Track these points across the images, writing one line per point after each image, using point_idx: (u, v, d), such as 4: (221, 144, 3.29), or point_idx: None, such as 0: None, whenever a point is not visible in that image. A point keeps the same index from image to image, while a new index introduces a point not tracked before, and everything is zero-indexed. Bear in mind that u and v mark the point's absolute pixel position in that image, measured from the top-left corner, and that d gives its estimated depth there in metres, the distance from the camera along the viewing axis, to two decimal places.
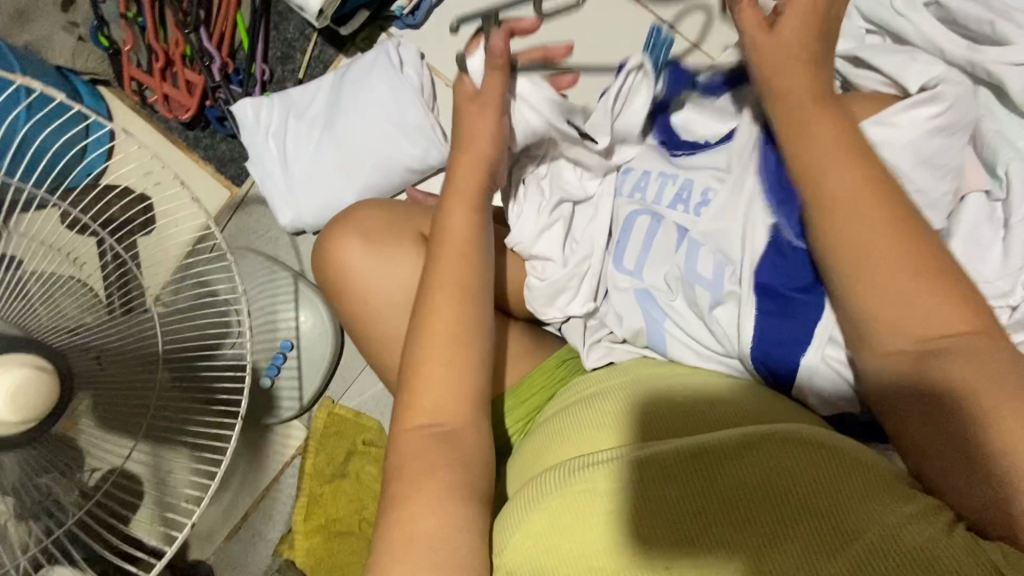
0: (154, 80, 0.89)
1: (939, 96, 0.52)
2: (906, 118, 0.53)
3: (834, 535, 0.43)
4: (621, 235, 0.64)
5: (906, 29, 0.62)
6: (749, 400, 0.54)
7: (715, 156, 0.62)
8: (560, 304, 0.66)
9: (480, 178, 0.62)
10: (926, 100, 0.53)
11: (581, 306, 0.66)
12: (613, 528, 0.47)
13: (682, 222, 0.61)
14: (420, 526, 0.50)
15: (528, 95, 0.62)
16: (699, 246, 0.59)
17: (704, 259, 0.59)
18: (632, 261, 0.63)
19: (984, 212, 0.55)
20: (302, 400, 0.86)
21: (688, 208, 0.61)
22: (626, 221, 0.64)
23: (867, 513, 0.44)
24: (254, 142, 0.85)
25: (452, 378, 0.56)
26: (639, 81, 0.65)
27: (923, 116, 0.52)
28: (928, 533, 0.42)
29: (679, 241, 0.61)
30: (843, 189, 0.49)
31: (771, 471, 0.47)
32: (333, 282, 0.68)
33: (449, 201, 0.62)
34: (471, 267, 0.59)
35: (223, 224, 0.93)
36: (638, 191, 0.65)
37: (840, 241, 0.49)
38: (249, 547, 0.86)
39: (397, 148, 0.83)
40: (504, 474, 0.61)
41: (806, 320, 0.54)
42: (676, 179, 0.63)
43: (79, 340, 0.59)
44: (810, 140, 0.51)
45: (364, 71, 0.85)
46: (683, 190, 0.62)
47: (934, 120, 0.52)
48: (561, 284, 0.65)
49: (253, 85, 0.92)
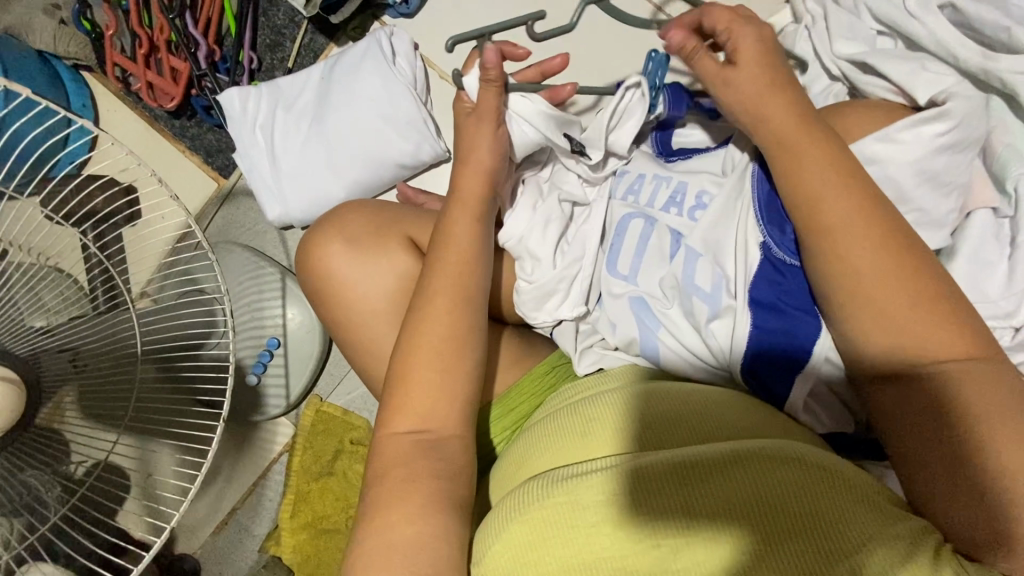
0: (137, 66, 0.86)
1: (948, 112, 0.50)
2: (912, 134, 0.51)
3: (829, 555, 0.41)
4: (614, 238, 0.63)
5: (919, 32, 0.59)
6: (739, 411, 0.52)
7: (710, 161, 0.61)
8: (550, 307, 0.64)
9: (485, 189, 0.61)
10: (933, 117, 0.51)
11: (570, 310, 0.63)
12: (598, 542, 0.44)
13: (675, 226, 0.60)
14: (397, 536, 0.49)
15: (524, 112, 0.60)
16: (695, 255, 0.57)
17: (700, 269, 0.57)
18: (626, 265, 0.62)
19: (991, 230, 0.53)
20: (288, 397, 0.85)
21: (681, 212, 0.60)
22: (619, 225, 0.63)
23: (862, 534, 0.41)
24: (241, 133, 0.83)
25: (436, 387, 0.55)
26: (636, 100, 0.62)
27: (930, 133, 0.50)
28: (918, 558, 0.41)
29: (673, 246, 0.59)
30: (840, 204, 0.48)
31: (765, 486, 0.44)
32: (316, 283, 0.66)
33: (454, 213, 0.61)
34: (467, 277, 0.58)
35: (209, 218, 0.92)
36: (631, 194, 0.63)
37: (839, 257, 0.47)
38: (235, 542, 0.87)
39: (388, 142, 0.80)
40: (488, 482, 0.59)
41: (801, 336, 0.52)
42: (670, 182, 0.61)
43: (55, 342, 0.58)
44: (811, 152, 0.49)
45: (356, 61, 0.82)
46: (676, 193, 0.60)
47: (940, 139, 0.50)
48: (550, 287, 0.63)
49: (241, 74, 0.89)
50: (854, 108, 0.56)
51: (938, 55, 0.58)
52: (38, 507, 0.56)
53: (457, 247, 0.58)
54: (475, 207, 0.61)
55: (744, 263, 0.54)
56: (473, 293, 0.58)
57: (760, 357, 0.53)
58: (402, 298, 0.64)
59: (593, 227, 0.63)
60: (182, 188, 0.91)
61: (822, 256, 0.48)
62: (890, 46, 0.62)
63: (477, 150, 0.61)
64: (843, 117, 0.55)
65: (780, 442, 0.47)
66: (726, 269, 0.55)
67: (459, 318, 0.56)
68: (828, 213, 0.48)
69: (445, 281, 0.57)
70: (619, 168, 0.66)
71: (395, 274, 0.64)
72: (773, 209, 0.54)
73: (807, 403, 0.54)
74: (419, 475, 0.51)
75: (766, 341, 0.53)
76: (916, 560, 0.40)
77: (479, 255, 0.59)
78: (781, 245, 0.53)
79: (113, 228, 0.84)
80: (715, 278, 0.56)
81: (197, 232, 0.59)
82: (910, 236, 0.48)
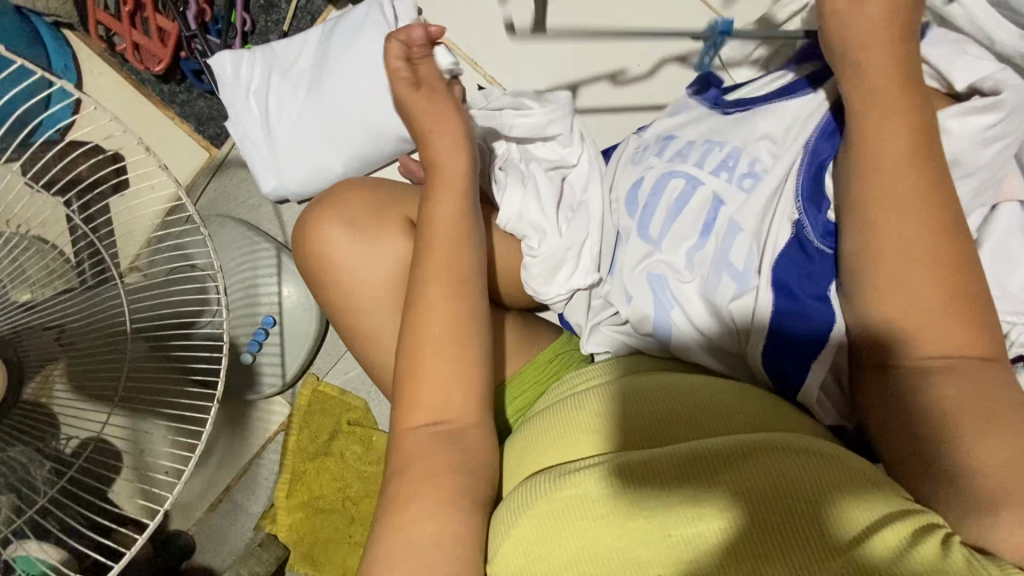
0: (123, 25, 0.82)
1: (1001, 103, 0.47)
2: (960, 123, 0.48)
3: (835, 539, 0.39)
4: (649, 198, 0.59)
5: (953, 10, 0.57)
6: (749, 401, 0.51)
7: (782, 113, 0.55)
8: (561, 279, 0.62)
9: (463, 163, 0.58)
10: (986, 106, 0.48)
11: (584, 278, 0.62)
12: (607, 535, 0.43)
13: (720, 192, 0.55)
14: (409, 531, 0.47)
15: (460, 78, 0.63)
16: (737, 230, 0.54)
17: (737, 244, 0.54)
18: (656, 229, 0.58)
19: (1019, 222, 0.52)
20: (284, 376, 0.83)
21: (732, 177, 0.55)
22: (657, 184, 0.59)
23: (867, 514, 0.40)
24: (234, 101, 0.79)
25: (447, 371, 0.53)
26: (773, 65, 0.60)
27: (979, 124, 0.48)
28: (923, 538, 0.40)
29: (711, 213, 0.55)
30: (882, 192, 0.45)
31: (774, 478, 0.42)
32: (314, 263, 0.63)
33: (435, 189, 0.58)
34: (461, 255, 0.56)
35: (200, 189, 0.88)
36: (677, 155, 0.59)
37: (888, 244, 0.45)
38: (229, 520, 0.86)
39: (388, 112, 0.77)
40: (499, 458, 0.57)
41: (822, 328, 0.50)
42: (722, 147, 0.57)
43: (38, 318, 0.55)
44: (867, 129, 0.46)
45: (356, 25, 0.78)
46: (729, 158, 0.56)
47: (988, 131, 0.48)
48: (558, 257, 0.61)
49: (233, 36, 0.85)
50: None
51: (974, 36, 0.56)
52: (26, 488, 0.53)
53: (438, 223, 0.56)
54: (455, 181, 0.58)
55: (772, 238, 0.52)
56: (462, 267, 0.55)
57: (778, 347, 0.52)
58: (405, 280, 0.62)
59: (597, 201, 0.63)
60: (171, 157, 0.88)
61: (864, 242, 0.46)
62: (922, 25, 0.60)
63: (437, 126, 0.58)
64: None
65: (785, 436, 0.46)
66: (764, 246, 0.53)
67: (458, 296, 0.55)
68: (867, 199, 0.46)
69: (434, 257, 0.55)
70: (665, 134, 0.62)
71: (398, 256, 0.62)
72: (816, 186, 0.51)
73: (820, 394, 0.52)
74: (428, 466, 0.50)
75: (784, 333, 0.51)
76: (924, 547, 0.39)
77: (465, 226, 0.57)
78: (816, 224, 0.51)
79: (100, 197, 0.82)
80: (749, 255, 0.53)
81: (188, 206, 0.55)
82: (949, 229, 0.45)
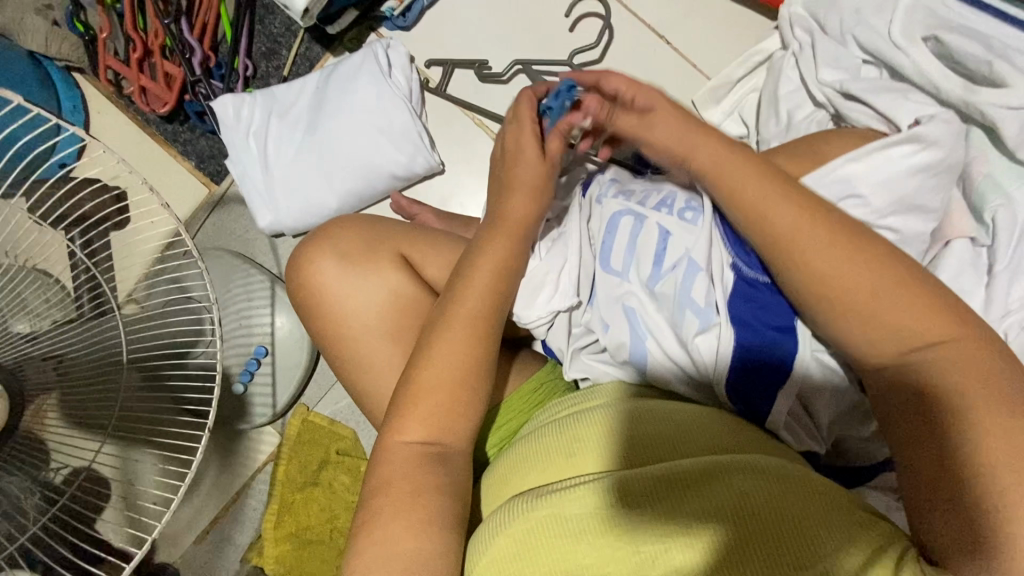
0: (131, 70, 0.87)
1: (918, 135, 0.53)
2: (880, 155, 0.53)
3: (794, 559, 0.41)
4: (607, 235, 0.62)
5: (902, 63, 0.62)
6: (721, 427, 0.52)
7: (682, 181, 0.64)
8: (543, 302, 0.63)
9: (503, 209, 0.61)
10: (905, 139, 0.53)
11: (562, 300, 0.63)
12: (581, 551, 0.44)
13: (665, 225, 0.59)
14: (397, 553, 0.48)
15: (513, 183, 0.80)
16: (694, 268, 0.57)
17: (696, 282, 0.57)
18: (619, 261, 0.61)
19: (968, 259, 0.56)
20: (274, 406, 0.85)
21: (672, 212, 0.60)
22: (611, 221, 0.62)
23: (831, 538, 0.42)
24: (233, 140, 0.83)
25: (434, 398, 0.54)
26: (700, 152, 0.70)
27: (899, 153, 0.53)
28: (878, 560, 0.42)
29: (662, 244, 0.59)
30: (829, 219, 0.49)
31: (743, 500, 0.44)
32: (304, 294, 0.66)
33: (491, 235, 0.60)
34: (479, 292, 0.58)
35: (200, 222, 0.91)
36: (623, 194, 0.63)
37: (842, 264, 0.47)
38: (215, 553, 0.86)
39: (381, 152, 0.81)
40: (482, 484, 0.58)
41: (788, 358, 0.53)
42: (659, 191, 0.62)
43: (40, 349, 0.57)
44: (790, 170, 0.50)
45: (352, 72, 0.83)
46: (667, 198, 0.61)
47: (912, 158, 0.52)
48: (538, 279, 0.63)
49: (235, 80, 0.90)
50: (839, 137, 0.58)
51: (922, 86, 0.61)
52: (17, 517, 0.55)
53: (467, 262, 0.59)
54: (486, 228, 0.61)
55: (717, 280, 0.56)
56: (477, 307, 0.57)
57: (747, 374, 0.54)
58: (392, 313, 0.64)
59: (575, 229, 0.64)
60: (173, 193, 0.91)
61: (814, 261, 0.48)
62: (875, 75, 0.65)
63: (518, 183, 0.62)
64: (824, 147, 0.56)
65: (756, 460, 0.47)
66: (718, 286, 0.56)
67: (450, 330, 0.56)
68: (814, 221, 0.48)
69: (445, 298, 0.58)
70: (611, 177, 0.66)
71: (385, 292, 0.64)
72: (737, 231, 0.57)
73: (788, 421, 0.54)
74: (419, 489, 0.51)
75: (754, 361, 0.54)
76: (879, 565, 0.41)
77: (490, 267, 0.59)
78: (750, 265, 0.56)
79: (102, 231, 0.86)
80: (709, 293, 0.56)
81: (187, 240, 0.57)
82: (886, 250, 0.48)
